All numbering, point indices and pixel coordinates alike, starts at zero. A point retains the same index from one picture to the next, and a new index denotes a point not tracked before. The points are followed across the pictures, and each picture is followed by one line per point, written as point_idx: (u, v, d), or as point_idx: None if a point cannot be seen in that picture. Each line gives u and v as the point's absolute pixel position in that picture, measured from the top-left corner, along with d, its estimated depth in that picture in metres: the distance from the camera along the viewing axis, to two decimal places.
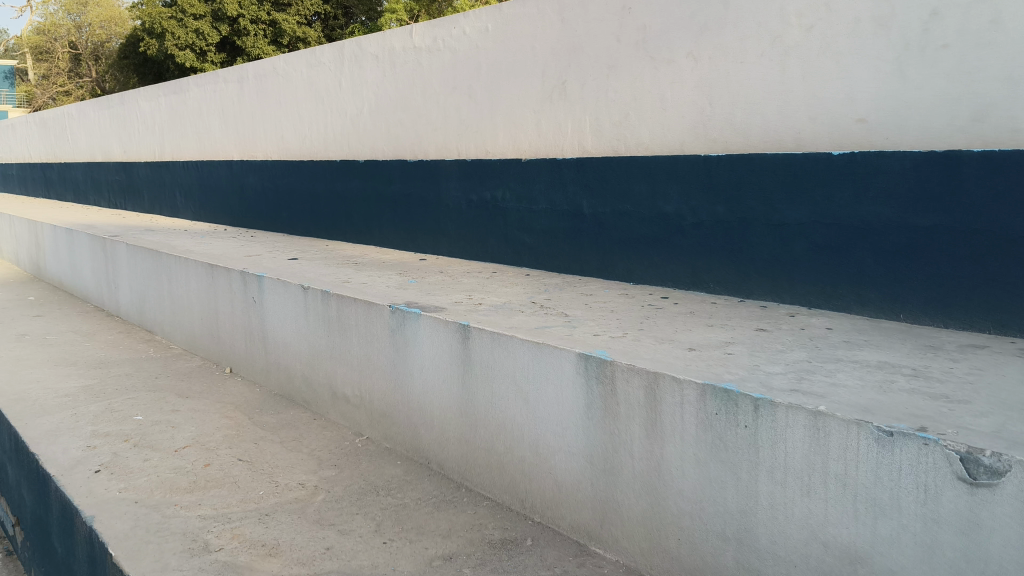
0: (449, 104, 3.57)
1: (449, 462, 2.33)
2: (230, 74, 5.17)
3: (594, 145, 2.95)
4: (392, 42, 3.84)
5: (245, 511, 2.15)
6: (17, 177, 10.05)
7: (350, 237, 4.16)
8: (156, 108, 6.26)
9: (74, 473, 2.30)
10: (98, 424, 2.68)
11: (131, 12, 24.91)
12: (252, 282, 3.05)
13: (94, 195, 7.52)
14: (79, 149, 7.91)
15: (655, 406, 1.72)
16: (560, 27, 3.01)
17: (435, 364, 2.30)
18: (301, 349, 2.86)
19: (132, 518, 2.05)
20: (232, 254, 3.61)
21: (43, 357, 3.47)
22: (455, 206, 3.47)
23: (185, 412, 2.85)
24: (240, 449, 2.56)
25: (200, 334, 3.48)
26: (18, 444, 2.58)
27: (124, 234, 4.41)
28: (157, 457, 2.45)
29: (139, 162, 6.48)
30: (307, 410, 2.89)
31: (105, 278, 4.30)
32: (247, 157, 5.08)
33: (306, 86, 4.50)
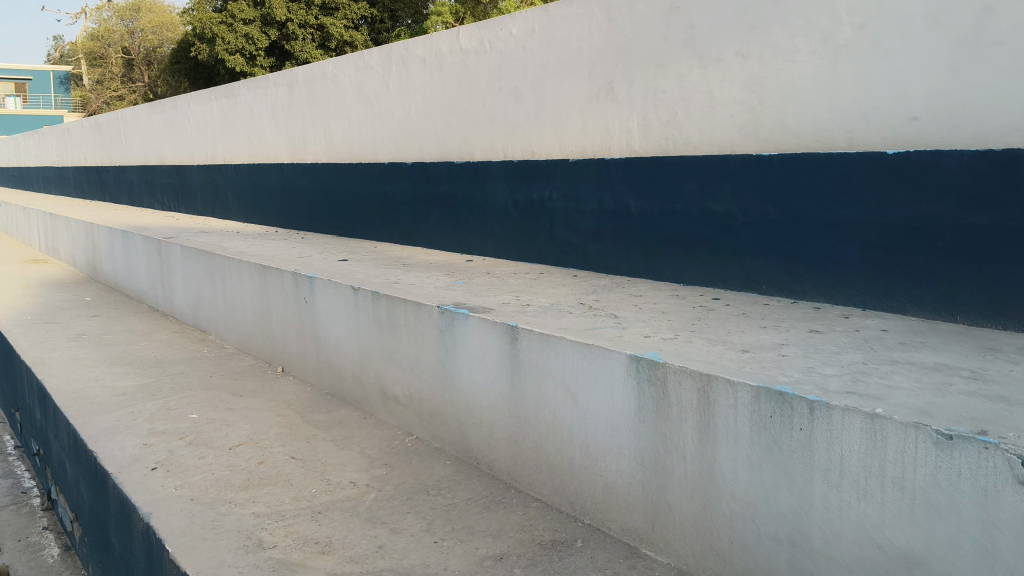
0: (495, 106, 3.57)
1: (499, 462, 2.33)
2: (281, 78, 5.23)
3: (641, 145, 2.93)
4: (439, 44, 3.85)
5: (297, 509, 2.17)
6: (74, 180, 10.27)
7: (398, 238, 4.18)
8: (208, 112, 6.36)
9: (132, 470, 2.34)
10: (155, 422, 2.73)
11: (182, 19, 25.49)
12: (303, 283, 3.08)
13: (148, 197, 7.66)
14: (133, 152, 8.08)
15: (708, 408, 1.70)
16: (606, 27, 2.99)
17: (484, 365, 2.30)
18: (351, 349, 2.88)
19: (188, 515, 2.08)
20: (283, 255, 3.65)
21: (100, 356, 3.54)
22: (502, 207, 3.47)
23: (238, 410, 2.89)
24: (293, 447, 2.59)
25: (252, 334, 3.53)
26: (77, 442, 2.63)
27: (178, 235, 4.49)
28: (212, 454, 2.48)
29: (193, 165, 6.60)
30: (357, 409, 2.91)
31: (160, 279, 4.38)
32: (297, 159, 5.13)
33: (354, 89, 4.53)
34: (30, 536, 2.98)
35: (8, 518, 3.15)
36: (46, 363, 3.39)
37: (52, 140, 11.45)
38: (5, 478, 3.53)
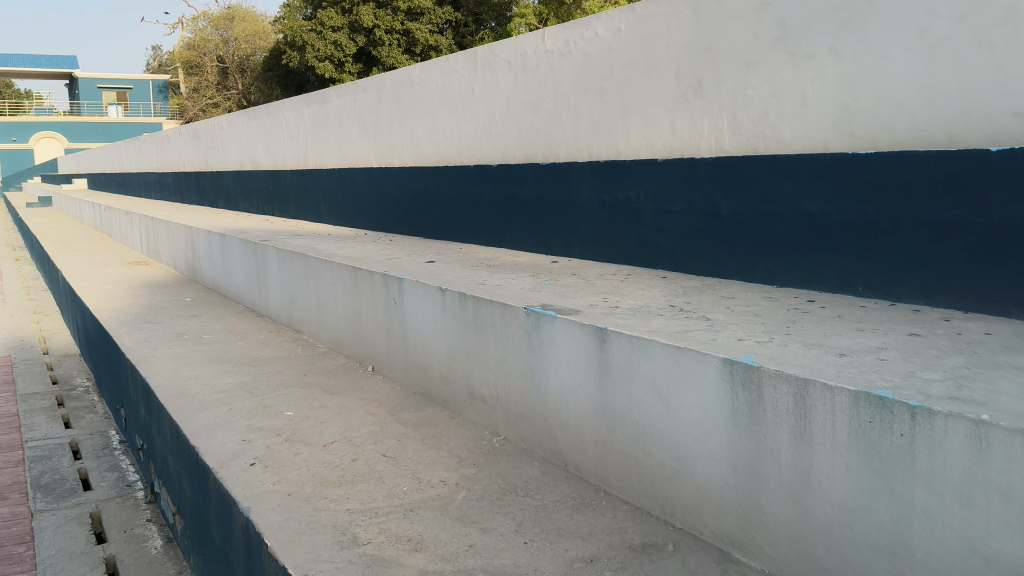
0: (580, 107, 3.56)
1: (587, 465, 2.32)
2: (369, 84, 5.33)
3: (731, 145, 2.88)
4: (524, 46, 3.86)
5: (390, 506, 2.20)
6: (172, 186, 10.63)
7: (483, 239, 4.20)
8: (300, 118, 6.52)
9: (232, 465, 2.41)
10: (252, 419, 2.80)
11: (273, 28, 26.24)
12: (393, 284, 3.12)
13: (242, 201, 7.88)
14: (228, 158, 8.35)
15: (804, 413, 1.66)
16: (694, 25, 2.95)
17: (572, 367, 2.29)
18: (439, 350, 2.91)
19: (286, 510, 2.13)
20: (373, 257, 3.71)
21: (200, 355, 3.66)
22: (588, 208, 3.46)
23: (332, 408, 2.95)
24: (384, 445, 2.62)
25: (344, 334, 3.59)
26: (179, 437, 2.72)
27: (273, 238, 4.61)
28: (307, 451, 2.54)
29: (285, 169, 6.76)
30: (445, 409, 2.94)
31: (256, 280, 4.50)
32: (386, 163, 5.22)
33: (441, 93, 4.58)
34: (135, 528, 3.10)
35: (114, 509, 3.28)
36: (150, 361, 3.52)
37: (151, 147, 11.92)
38: (111, 471, 3.67)
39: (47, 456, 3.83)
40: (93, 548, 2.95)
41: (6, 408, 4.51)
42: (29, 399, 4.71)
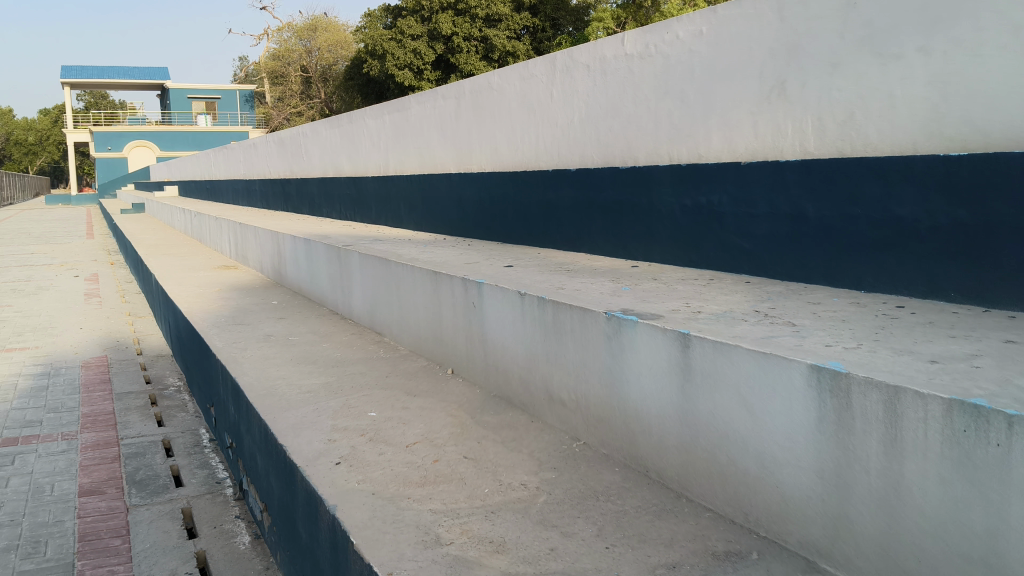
0: (660, 110, 3.54)
1: (669, 471, 2.30)
2: (449, 91, 5.39)
3: (816, 147, 2.82)
4: (604, 51, 3.85)
5: (471, 508, 2.22)
6: (258, 192, 10.89)
7: (561, 244, 4.21)
8: (381, 125, 6.63)
9: (318, 464, 2.46)
10: (337, 419, 2.86)
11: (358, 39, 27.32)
12: (472, 288, 3.15)
13: (324, 207, 8.04)
14: (312, 165, 8.54)
15: (895, 422, 1.61)
16: (778, 26, 2.91)
17: (654, 373, 2.26)
18: (518, 354, 2.92)
19: (370, 509, 2.17)
20: (453, 261, 3.75)
21: (286, 356, 3.75)
22: (669, 213, 3.43)
23: (413, 409, 2.99)
24: (465, 447, 2.64)
25: (424, 337, 3.63)
26: (267, 436, 2.80)
27: (356, 242, 4.70)
28: (390, 451, 2.58)
29: (366, 176, 6.88)
30: (524, 412, 2.95)
31: (339, 283, 4.59)
32: (465, 168, 5.27)
33: (520, 98, 4.61)
34: (224, 524, 3.18)
35: (204, 505, 3.37)
36: (239, 362, 3.63)
37: (239, 156, 12.27)
38: (201, 468, 3.79)
39: (141, 452, 3.97)
40: (185, 542, 3.05)
41: (102, 406, 4.70)
42: (125, 398, 4.90)
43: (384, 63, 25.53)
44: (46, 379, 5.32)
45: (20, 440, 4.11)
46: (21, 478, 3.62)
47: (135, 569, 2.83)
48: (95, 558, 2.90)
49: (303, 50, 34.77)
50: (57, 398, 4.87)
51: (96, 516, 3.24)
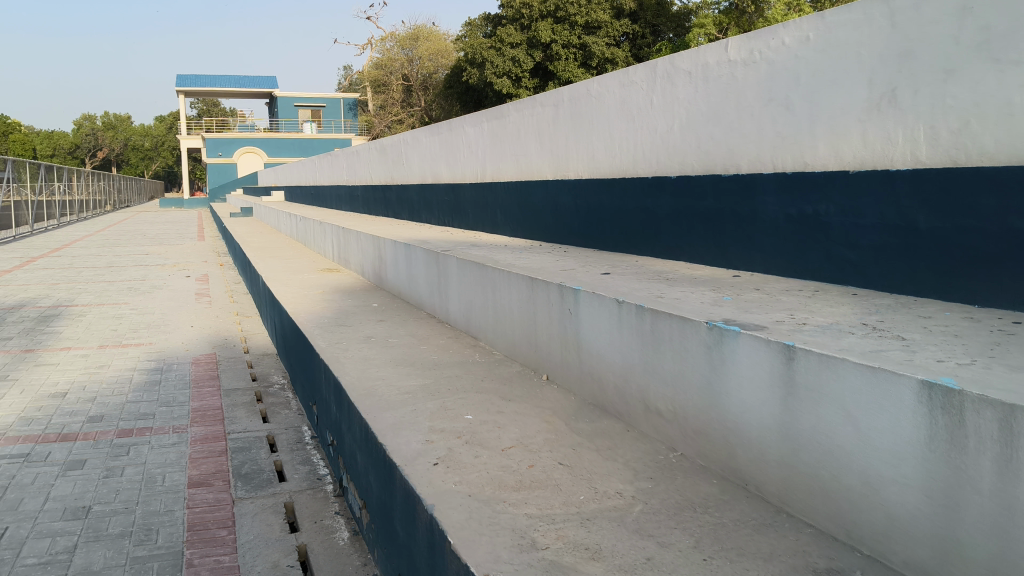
0: (764, 118, 3.48)
1: (768, 485, 2.25)
2: (548, 98, 5.42)
3: (928, 156, 2.71)
4: (706, 57, 3.81)
5: (567, 514, 2.22)
6: (358, 198, 11.14)
7: (659, 252, 4.17)
8: (480, 132, 6.71)
9: (416, 463, 2.51)
10: (434, 420, 2.90)
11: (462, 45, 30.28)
12: (569, 294, 3.14)
13: (422, 213, 8.17)
14: (413, 172, 8.70)
15: (1011, 441, 1.54)
16: (889, 32, 2.82)
17: (754, 385, 2.21)
18: (614, 362, 2.90)
19: (467, 510, 2.20)
20: (550, 267, 3.76)
21: (385, 358, 3.83)
22: (772, 222, 3.36)
23: (509, 414, 3.01)
24: (560, 453, 2.65)
25: (520, 343, 3.65)
26: (368, 435, 2.86)
27: (453, 248, 4.76)
28: (487, 454, 2.60)
29: (464, 183, 6.97)
30: (620, 421, 2.92)
31: (436, 287, 4.66)
32: (562, 176, 5.28)
33: (619, 105, 4.60)
34: (324, 520, 3.26)
35: (305, 500, 3.46)
36: (341, 362, 3.72)
37: (342, 162, 12.60)
38: (303, 464, 3.89)
39: (247, 447, 4.11)
40: (287, 536, 3.14)
41: (211, 402, 4.88)
42: (232, 394, 5.09)
43: (483, 72, 28.40)
44: (159, 374, 5.56)
45: (135, 431, 4.31)
46: (135, 468, 3.79)
47: (240, 560, 2.93)
48: (202, 547, 3.01)
49: (405, 59, 38.94)
50: (170, 392, 5.08)
51: (204, 507, 3.37)
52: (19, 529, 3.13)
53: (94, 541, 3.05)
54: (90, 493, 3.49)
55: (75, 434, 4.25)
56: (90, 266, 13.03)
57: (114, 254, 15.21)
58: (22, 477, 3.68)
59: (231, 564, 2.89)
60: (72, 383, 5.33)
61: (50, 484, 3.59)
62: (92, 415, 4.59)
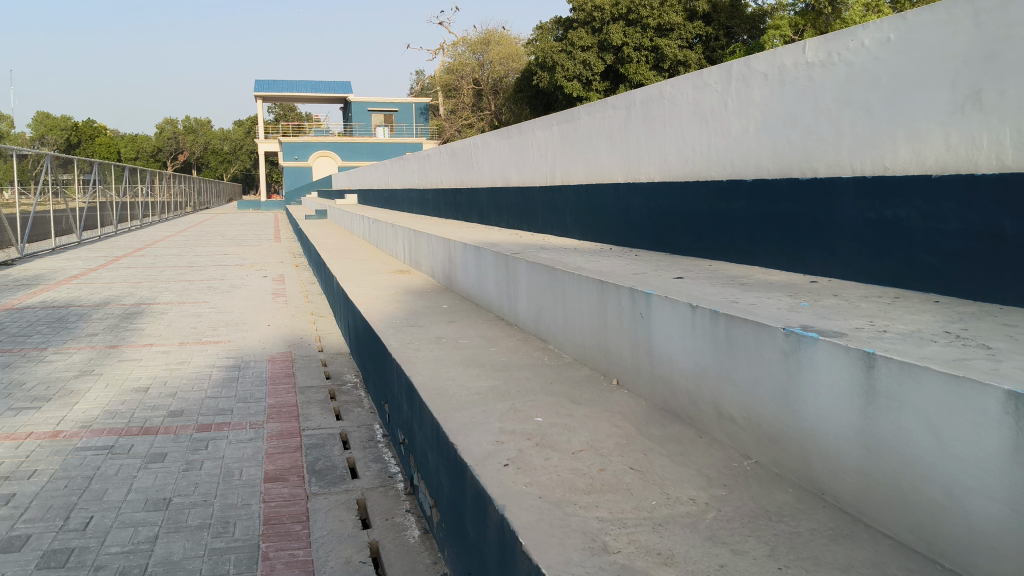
0: (842, 121, 3.41)
1: (846, 495, 2.20)
2: (619, 101, 5.41)
3: (1015, 159, 2.60)
4: (783, 59, 3.75)
5: (639, 518, 2.20)
6: (429, 201, 11.27)
7: (732, 256, 4.12)
8: (550, 135, 6.73)
9: (487, 464, 2.53)
10: (505, 421, 2.92)
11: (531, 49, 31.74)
12: (641, 298, 3.12)
13: (491, 216, 8.22)
14: (482, 175, 8.78)
15: None
16: (974, 32, 2.73)
17: (833, 393, 2.17)
18: (687, 367, 2.87)
19: (538, 512, 2.20)
20: (621, 271, 3.75)
21: (456, 358, 3.86)
22: (851, 227, 3.29)
23: (579, 417, 3.01)
24: (631, 458, 2.63)
25: (590, 347, 3.64)
26: (439, 434, 2.89)
27: (523, 250, 4.78)
28: (557, 457, 2.61)
29: (534, 185, 7.00)
30: (692, 427, 2.89)
31: (506, 289, 4.68)
32: (633, 179, 5.26)
33: (691, 108, 4.56)
34: (396, 517, 3.30)
35: (377, 498, 3.51)
36: (412, 362, 3.76)
37: (413, 165, 12.78)
38: (375, 462, 3.94)
39: (320, 444, 4.19)
40: (359, 532, 3.18)
41: (287, 399, 4.99)
42: (307, 391, 5.19)
43: (552, 75, 29.85)
44: (237, 371, 5.71)
45: (214, 426, 4.43)
46: (213, 462, 3.90)
47: (313, 554, 2.99)
48: (277, 541, 3.09)
49: (475, 64, 39.86)
50: (247, 389, 5.21)
51: (279, 502, 3.45)
52: (104, 519, 3.25)
53: (174, 532, 3.14)
54: (170, 485, 3.60)
55: (157, 428, 4.38)
56: (172, 265, 13.43)
57: (194, 253, 15.73)
58: (107, 468, 3.81)
59: (305, 559, 2.95)
60: (154, 378, 5.50)
61: (133, 475, 3.72)
62: (173, 410, 4.73)
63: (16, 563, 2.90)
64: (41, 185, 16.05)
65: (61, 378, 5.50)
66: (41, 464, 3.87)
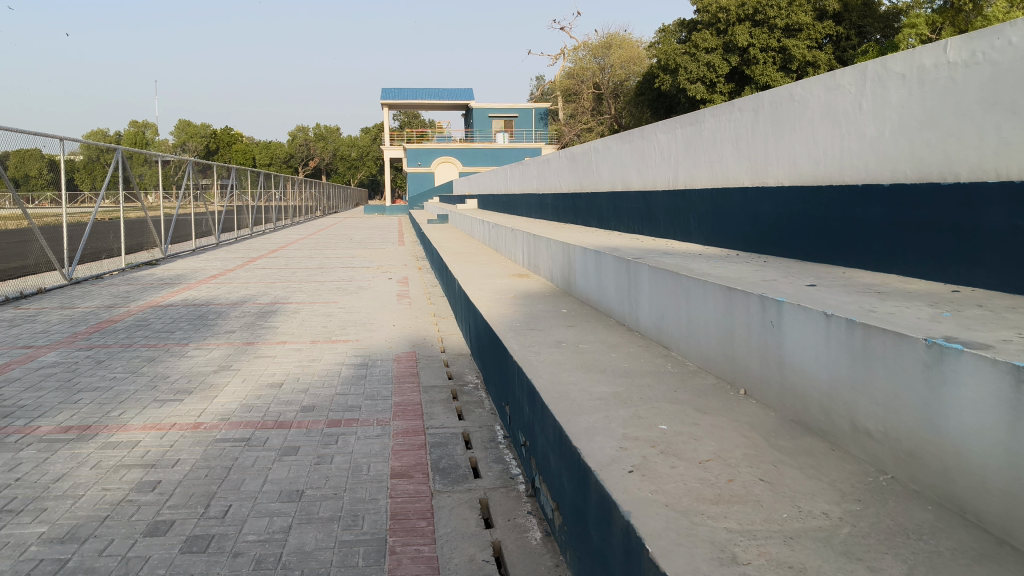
0: (986, 123, 3.25)
1: (992, 515, 2.10)
2: (745, 103, 5.32)
3: None
4: (923, 59, 3.60)
5: (769, 531, 2.15)
6: (547, 205, 11.36)
7: (867, 264, 3.98)
8: (673, 140, 6.68)
9: (612, 469, 2.52)
10: (629, 428, 2.91)
11: (654, 52, 31.86)
12: (771, 306, 3.05)
13: (611, 221, 8.19)
14: (603, 180, 8.78)
15: None
16: None
17: (978, 408, 2.06)
18: (820, 378, 2.79)
19: (664, 520, 2.19)
20: (749, 277, 3.67)
21: (578, 363, 3.87)
22: (997, 234, 3.11)
23: (705, 426, 2.96)
24: (760, 469, 2.58)
25: (716, 355, 3.58)
26: (562, 438, 2.91)
27: (646, 255, 4.75)
28: (683, 465, 2.58)
29: (656, 189, 6.94)
30: (824, 440, 2.81)
31: (628, 294, 4.66)
32: (760, 183, 5.15)
33: (824, 110, 4.44)
34: (518, 518, 3.33)
35: (499, 498, 3.54)
36: (534, 365, 3.79)
37: (533, 170, 12.92)
38: (496, 462, 3.98)
39: (444, 443, 4.27)
40: (483, 531, 3.23)
41: (411, 397, 5.11)
42: (431, 391, 5.30)
43: (675, 77, 29.79)
44: (365, 369, 5.89)
45: (343, 422, 4.59)
46: (343, 456, 4.03)
47: (438, 551, 3.05)
48: (403, 536, 3.17)
49: (596, 68, 40.05)
50: (374, 387, 5.37)
51: (405, 497, 3.54)
52: (241, 508, 3.40)
53: (307, 523, 3.26)
54: (303, 477, 3.74)
55: (290, 422, 4.57)
56: (302, 266, 13.97)
57: (324, 255, 16.37)
58: (244, 459, 3.99)
59: (429, 555, 3.02)
60: (287, 374, 5.73)
61: (269, 467, 3.88)
62: (304, 405, 4.91)
63: (162, 546, 3.08)
64: (183, 189, 17.03)
65: (202, 372, 5.80)
66: (184, 453, 4.09)
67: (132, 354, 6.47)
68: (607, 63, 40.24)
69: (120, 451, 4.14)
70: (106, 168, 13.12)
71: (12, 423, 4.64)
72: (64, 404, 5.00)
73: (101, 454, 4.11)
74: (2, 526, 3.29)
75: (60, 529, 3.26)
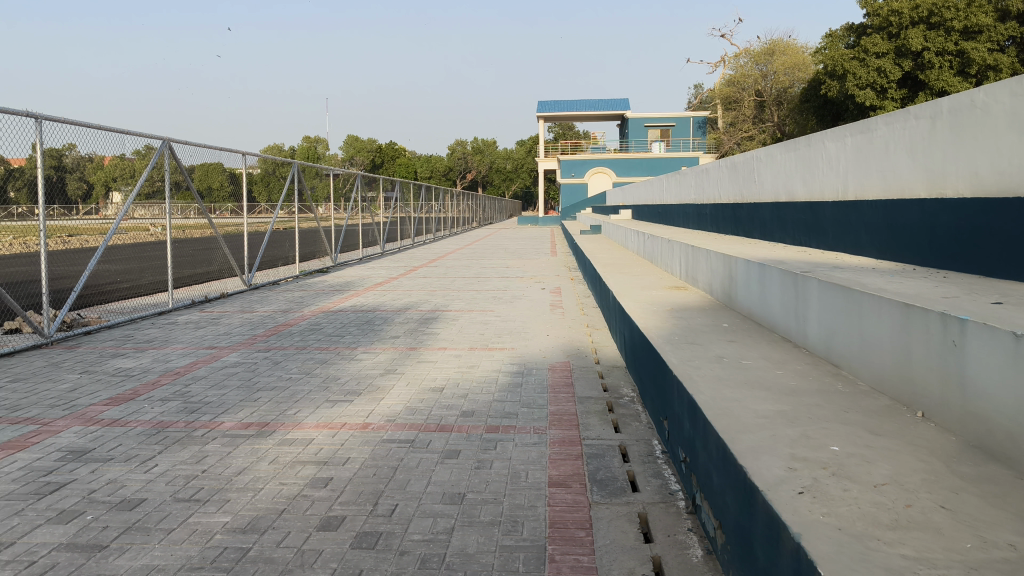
0: None
1: None
2: (923, 110, 5.06)
3: None
4: None
5: (950, 560, 2.04)
6: (705, 216, 11.22)
7: None
8: (842, 148, 6.44)
9: (780, 490, 2.47)
10: (798, 448, 2.83)
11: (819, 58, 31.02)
12: (953, 325, 2.89)
13: (772, 233, 7.99)
14: (764, 190, 8.57)
15: None
16: None
17: None
18: (1006, 401, 2.62)
19: (837, 543, 2.13)
20: (927, 294, 3.49)
21: (741, 379, 3.79)
22: None
23: (878, 449, 2.85)
24: (940, 495, 2.45)
25: (890, 374, 3.43)
26: (727, 455, 2.87)
27: (812, 269, 4.61)
28: (856, 489, 2.49)
29: (823, 199, 6.71)
30: (1011, 468, 2.64)
31: (793, 309, 4.53)
32: (937, 194, 4.90)
33: (1009, 117, 4.15)
34: (678, 535, 3.30)
35: (659, 513, 3.52)
36: (695, 380, 3.75)
37: (690, 180, 12.81)
38: (655, 477, 3.96)
39: (601, 454, 4.28)
40: (642, 545, 3.22)
41: (568, 407, 5.15)
42: (587, 401, 5.33)
43: (842, 84, 28.79)
44: (521, 377, 5.98)
45: (502, 428, 4.68)
46: (503, 462, 4.11)
47: (597, 562, 3.07)
48: (563, 545, 3.21)
49: (758, 74, 39.70)
50: (531, 395, 5.44)
51: (564, 507, 3.58)
52: (407, 508, 3.54)
53: (469, 526, 3.35)
54: (464, 481, 3.85)
55: (451, 426, 4.70)
56: (460, 275, 14.33)
57: (482, 265, 16.79)
58: (409, 460, 4.15)
59: (589, 565, 3.04)
60: (448, 379, 5.90)
61: (432, 469, 4.01)
62: (464, 410, 5.04)
63: (335, 541, 3.24)
64: (351, 201, 17.86)
65: (369, 375, 6.05)
66: (354, 452, 4.29)
67: (305, 356, 6.84)
68: (769, 70, 39.24)
69: (296, 448, 4.39)
70: (282, 181, 13.89)
71: (199, 418, 5.00)
72: (245, 402, 5.34)
73: (279, 450, 4.38)
74: (192, 514, 3.56)
75: (242, 519, 3.49)
